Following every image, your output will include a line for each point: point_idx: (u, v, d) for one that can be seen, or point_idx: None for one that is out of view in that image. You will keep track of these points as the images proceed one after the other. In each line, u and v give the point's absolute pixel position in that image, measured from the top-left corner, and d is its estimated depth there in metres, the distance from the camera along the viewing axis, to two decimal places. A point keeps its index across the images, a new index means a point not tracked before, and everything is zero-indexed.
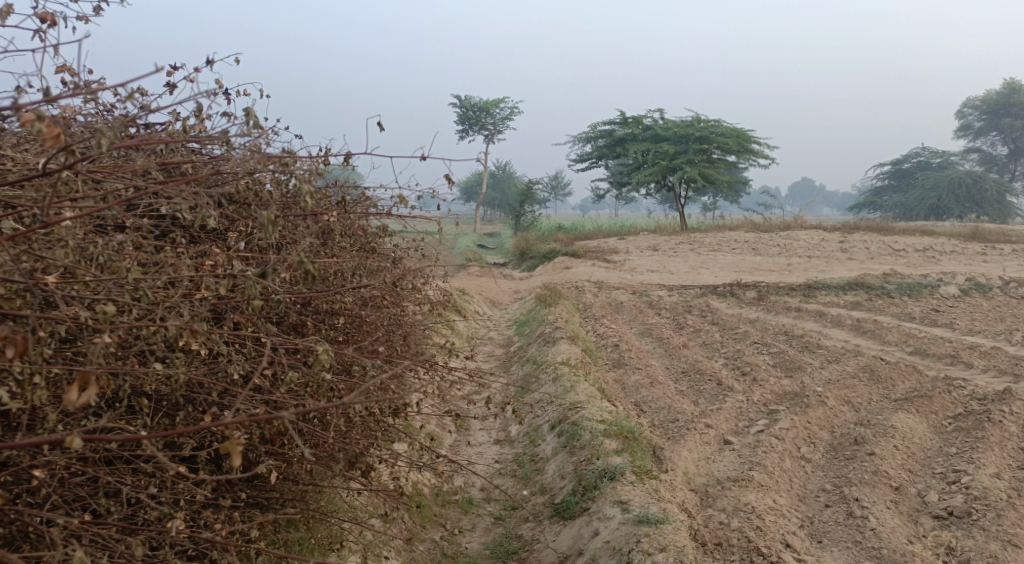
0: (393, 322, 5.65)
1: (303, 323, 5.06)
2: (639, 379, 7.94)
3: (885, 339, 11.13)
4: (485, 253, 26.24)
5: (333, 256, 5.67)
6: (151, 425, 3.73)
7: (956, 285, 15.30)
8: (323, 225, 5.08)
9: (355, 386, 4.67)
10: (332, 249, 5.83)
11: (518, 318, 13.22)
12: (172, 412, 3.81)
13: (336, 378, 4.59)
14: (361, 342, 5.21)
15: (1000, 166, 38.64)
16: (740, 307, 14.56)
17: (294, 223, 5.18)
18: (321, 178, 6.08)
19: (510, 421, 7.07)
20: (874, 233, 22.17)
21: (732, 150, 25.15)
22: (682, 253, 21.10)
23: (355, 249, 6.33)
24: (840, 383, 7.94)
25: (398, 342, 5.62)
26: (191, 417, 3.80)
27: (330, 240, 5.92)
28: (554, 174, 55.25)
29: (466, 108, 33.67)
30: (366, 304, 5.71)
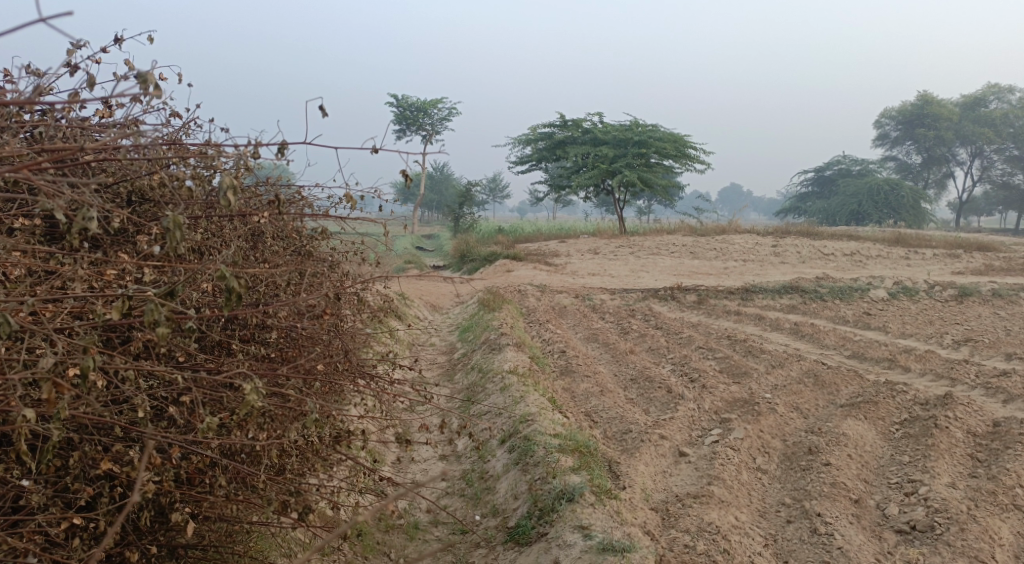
0: (332, 336, 5.32)
1: (234, 340, 4.72)
2: (587, 387, 7.75)
3: (824, 343, 11.19)
4: (424, 256, 25.89)
5: (266, 265, 5.32)
6: (39, 470, 3.40)
7: (886, 288, 15.56)
8: (252, 231, 4.72)
9: (292, 412, 4.34)
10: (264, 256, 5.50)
11: (460, 323, 12.93)
12: (65, 452, 3.48)
13: (271, 404, 4.25)
14: (297, 359, 4.87)
15: (915, 175, 39.86)
16: (680, 311, 14.55)
17: (221, 228, 4.83)
18: (252, 177, 5.73)
19: (455, 434, 6.82)
20: (806, 237, 22.53)
21: (670, 153, 25.29)
22: (622, 256, 21.11)
23: (290, 253, 6.01)
24: (785, 388, 7.87)
25: (337, 359, 5.29)
26: (84, 459, 3.46)
27: (261, 246, 5.59)
28: (491, 177, 55.08)
29: (403, 109, 33.22)
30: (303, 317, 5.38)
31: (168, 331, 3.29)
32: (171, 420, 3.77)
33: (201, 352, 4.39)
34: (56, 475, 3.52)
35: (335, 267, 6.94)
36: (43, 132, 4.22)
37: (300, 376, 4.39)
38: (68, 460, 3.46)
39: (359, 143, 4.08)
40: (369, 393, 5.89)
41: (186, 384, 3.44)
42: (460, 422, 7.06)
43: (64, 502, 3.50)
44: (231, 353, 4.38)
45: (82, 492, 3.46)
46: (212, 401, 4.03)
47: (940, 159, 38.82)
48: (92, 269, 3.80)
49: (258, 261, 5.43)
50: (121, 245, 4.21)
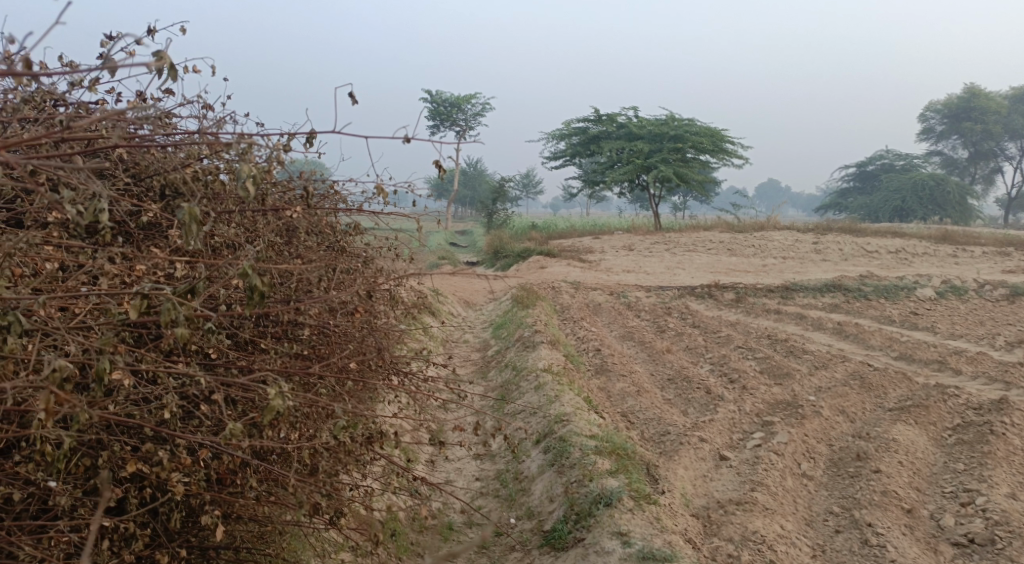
0: (366, 333, 5.20)
1: (267, 336, 4.61)
2: (624, 387, 7.56)
3: (869, 344, 10.88)
4: (457, 252, 25.82)
5: (299, 261, 5.21)
6: (66, 470, 3.30)
7: (932, 287, 15.13)
8: (284, 225, 4.59)
9: (324, 412, 4.22)
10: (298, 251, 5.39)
11: (493, 320, 12.80)
12: (93, 451, 3.37)
13: (303, 404, 4.12)
14: (330, 357, 4.76)
15: (961, 170, 38.98)
16: (718, 309, 14.27)
17: (254, 221, 4.71)
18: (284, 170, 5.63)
19: (490, 433, 6.69)
20: (847, 235, 22.06)
21: (707, 149, 24.91)
22: (657, 253, 20.83)
23: (323, 247, 5.91)
24: (830, 391, 7.62)
25: (371, 356, 5.16)
26: (114, 458, 3.35)
27: (294, 240, 5.50)
28: (525, 173, 54.92)
29: (437, 104, 33.20)
30: (336, 313, 5.25)
31: (187, 332, 3.08)
32: (201, 420, 3.66)
33: (234, 348, 4.29)
34: (84, 474, 3.41)
35: (369, 262, 6.84)
36: (72, 123, 4.14)
37: (332, 375, 4.26)
38: (97, 460, 3.36)
39: (391, 132, 3.97)
40: (402, 392, 5.76)
41: (216, 383, 3.32)
42: (494, 421, 6.92)
43: (92, 503, 3.39)
44: (264, 350, 4.27)
45: (110, 493, 3.36)
46: (244, 400, 3.91)
47: (986, 155, 37.88)
48: (122, 262, 3.68)
49: (291, 255, 5.34)
50: (153, 238, 4.11)
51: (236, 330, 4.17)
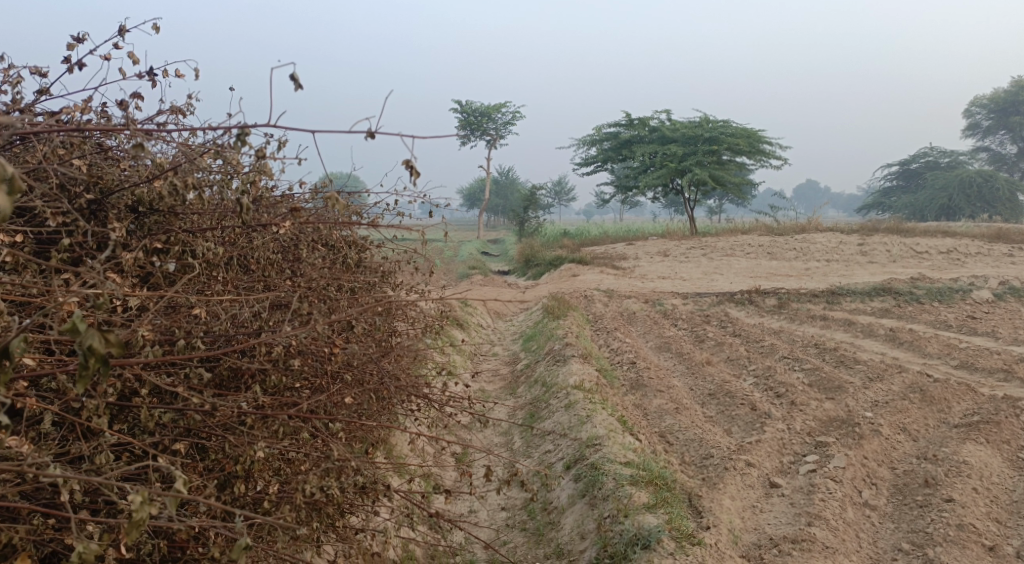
0: (375, 361, 4.73)
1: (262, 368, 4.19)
2: (662, 403, 7.04)
3: (926, 352, 10.24)
4: (487, 261, 25.37)
5: (300, 283, 4.79)
6: None
7: (989, 289, 14.38)
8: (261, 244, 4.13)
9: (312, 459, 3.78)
10: (302, 266, 5.04)
11: (524, 331, 12.30)
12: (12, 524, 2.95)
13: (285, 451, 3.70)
14: (331, 389, 4.30)
15: (1009, 165, 37.70)
16: (760, 316, 13.66)
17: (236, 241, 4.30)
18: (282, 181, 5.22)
19: (518, 457, 6.20)
20: (894, 235, 21.26)
21: (743, 150, 24.20)
22: (694, 258, 20.19)
23: (332, 262, 5.55)
24: (890, 407, 7.01)
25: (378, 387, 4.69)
26: (28, 538, 2.88)
27: (298, 254, 5.17)
28: (558, 180, 54.50)
29: (468, 113, 32.86)
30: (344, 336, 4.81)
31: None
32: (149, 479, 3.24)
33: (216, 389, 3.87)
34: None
35: (386, 276, 6.47)
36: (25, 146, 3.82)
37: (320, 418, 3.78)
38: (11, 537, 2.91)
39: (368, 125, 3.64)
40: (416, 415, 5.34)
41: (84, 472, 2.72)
42: (522, 444, 6.43)
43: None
44: (252, 387, 3.85)
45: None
46: (222, 443, 3.59)
47: None
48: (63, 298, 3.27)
49: (292, 275, 4.94)
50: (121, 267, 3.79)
51: (220, 364, 3.80)
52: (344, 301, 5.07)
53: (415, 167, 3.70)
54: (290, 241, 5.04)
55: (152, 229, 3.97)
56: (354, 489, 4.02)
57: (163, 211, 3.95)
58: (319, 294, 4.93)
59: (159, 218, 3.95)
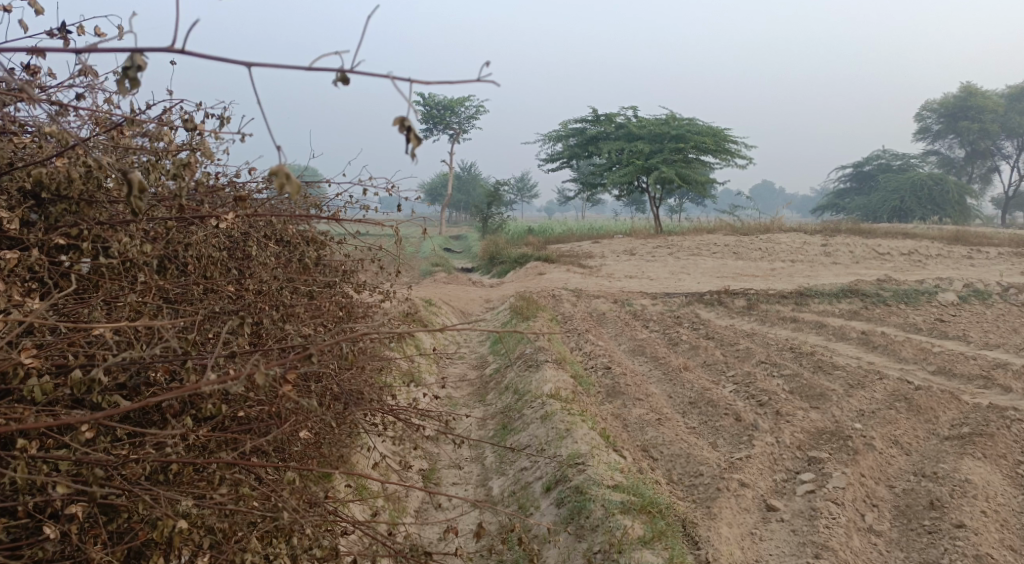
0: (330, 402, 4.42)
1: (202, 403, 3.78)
2: (642, 413, 6.65)
3: (901, 356, 10.03)
4: (450, 258, 24.83)
5: (243, 294, 4.37)
6: None
7: (955, 291, 14.31)
8: (186, 237, 3.68)
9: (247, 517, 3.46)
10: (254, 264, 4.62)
11: (492, 332, 11.85)
12: None
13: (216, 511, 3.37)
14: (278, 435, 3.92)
15: (958, 169, 38.22)
16: (730, 317, 13.38)
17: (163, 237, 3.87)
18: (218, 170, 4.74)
19: (491, 475, 5.79)
20: (857, 236, 21.24)
21: (709, 149, 24.01)
22: (660, 257, 19.92)
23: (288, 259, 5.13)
24: (878, 417, 6.71)
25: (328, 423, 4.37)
26: None
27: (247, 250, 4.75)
28: (519, 176, 54.10)
29: (430, 107, 32.24)
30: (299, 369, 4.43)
31: None
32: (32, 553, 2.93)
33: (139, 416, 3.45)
34: None
35: (347, 276, 6.06)
36: None
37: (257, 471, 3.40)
38: None
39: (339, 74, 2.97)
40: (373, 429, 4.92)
41: None
42: (494, 460, 6.02)
43: None
44: (177, 415, 3.46)
45: None
46: (132, 497, 3.17)
47: (984, 154, 37.22)
48: None
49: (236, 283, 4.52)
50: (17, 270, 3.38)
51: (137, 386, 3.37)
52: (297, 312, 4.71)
53: (412, 130, 3.05)
54: (238, 240, 4.62)
55: (59, 222, 3.55)
56: (303, 539, 3.67)
57: (71, 199, 3.52)
58: (271, 301, 4.54)
59: (67, 207, 3.53)
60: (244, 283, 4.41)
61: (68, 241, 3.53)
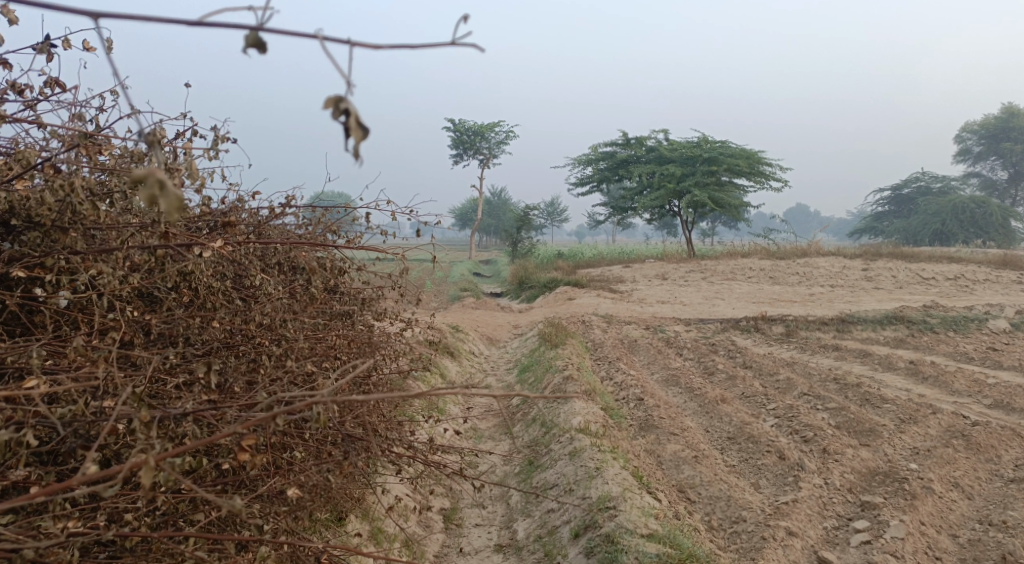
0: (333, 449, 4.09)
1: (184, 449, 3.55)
2: (678, 449, 6.23)
3: (954, 388, 9.49)
4: (480, 283, 24.52)
5: (244, 329, 4.15)
6: None
7: (1006, 318, 13.68)
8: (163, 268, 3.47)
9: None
10: (261, 290, 4.41)
11: (520, 360, 11.46)
12: None
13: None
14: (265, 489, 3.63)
15: (1001, 192, 37.28)
16: (768, 345, 12.88)
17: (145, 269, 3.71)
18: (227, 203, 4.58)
19: (516, 516, 5.38)
20: (899, 260, 20.60)
21: (743, 171, 23.54)
22: (694, 282, 19.45)
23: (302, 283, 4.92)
24: (934, 457, 6.22)
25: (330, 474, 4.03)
26: None
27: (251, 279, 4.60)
28: (550, 200, 53.85)
29: (460, 132, 32.15)
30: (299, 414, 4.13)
31: None
32: None
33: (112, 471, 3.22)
34: None
35: (368, 303, 5.80)
36: None
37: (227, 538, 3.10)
38: None
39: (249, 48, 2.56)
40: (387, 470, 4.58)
41: None
42: (519, 499, 5.61)
43: None
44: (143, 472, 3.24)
45: None
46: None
47: None
48: None
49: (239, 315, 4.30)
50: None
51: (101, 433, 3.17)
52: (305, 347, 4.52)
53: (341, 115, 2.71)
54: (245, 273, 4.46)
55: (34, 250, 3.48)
56: None
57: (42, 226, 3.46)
58: (273, 334, 4.35)
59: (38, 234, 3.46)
60: (247, 315, 4.20)
61: (39, 271, 3.46)
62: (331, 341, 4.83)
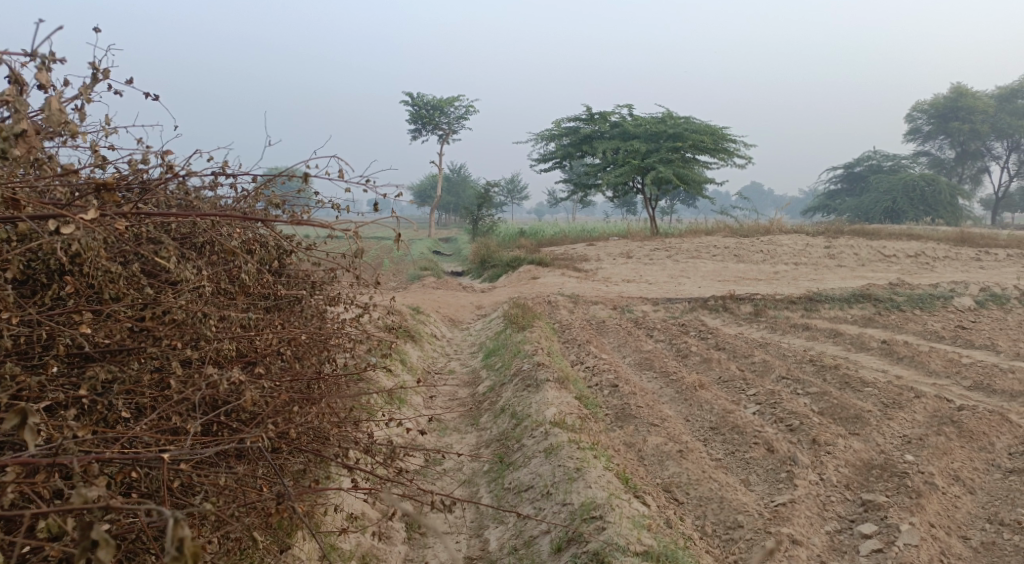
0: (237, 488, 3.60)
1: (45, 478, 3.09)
2: (661, 442, 5.79)
3: (930, 369, 9.22)
4: (441, 262, 23.92)
5: (140, 327, 3.67)
6: None
7: (970, 296, 13.53)
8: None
9: None
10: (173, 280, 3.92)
11: (484, 343, 10.95)
12: None
13: None
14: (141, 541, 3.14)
15: (949, 170, 37.64)
16: (738, 325, 12.55)
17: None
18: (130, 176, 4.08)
19: (487, 522, 4.91)
20: (860, 238, 20.48)
21: (707, 148, 23.19)
22: (659, 260, 19.09)
23: (232, 267, 4.45)
24: (928, 446, 5.86)
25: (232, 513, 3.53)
26: None
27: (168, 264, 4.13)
28: (510, 179, 53.20)
29: (419, 107, 31.41)
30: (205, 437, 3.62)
31: None
32: None
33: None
34: None
35: (319, 286, 5.32)
36: None
37: None
38: None
39: None
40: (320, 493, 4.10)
41: None
42: (491, 504, 5.16)
43: None
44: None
45: None
46: None
47: (974, 155, 36.64)
48: None
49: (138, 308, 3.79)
50: None
51: None
52: (231, 345, 4.03)
53: None
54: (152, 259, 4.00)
55: None
56: None
57: None
58: (188, 333, 3.87)
59: None
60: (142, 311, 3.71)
61: None
62: (270, 336, 4.33)
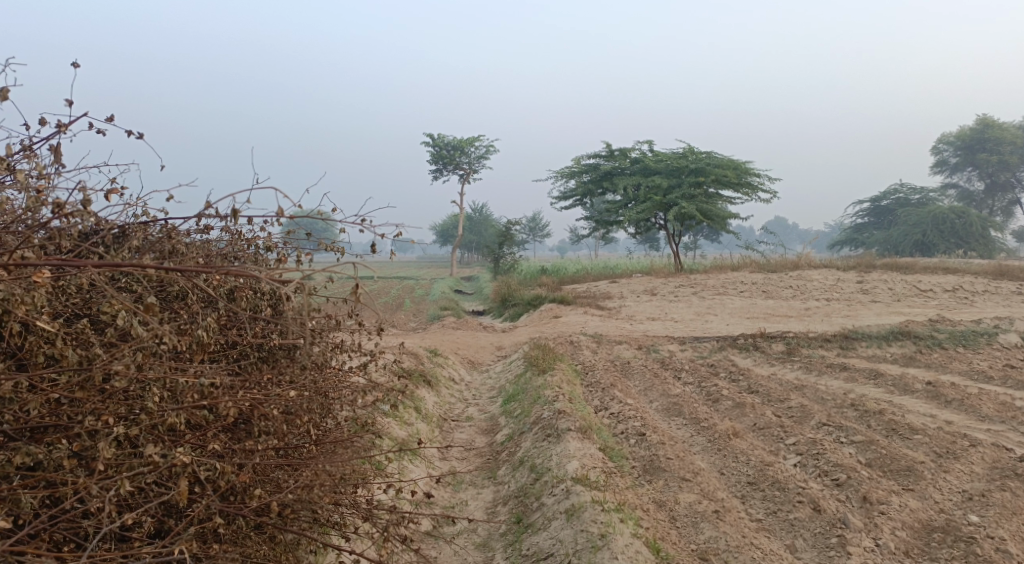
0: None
1: None
2: (695, 500, 5.25)
3: (983, 413, 8.58)
4: (462, 301, 23.57)
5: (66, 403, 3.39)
6: None
7: (1016, 332, 12.84)
8: None
9: None
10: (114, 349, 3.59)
11: (504, 387, 10.44)
12: None
13: None
14: None
15: (978, 203, 36.82)
16: (770, 365, 11.95)
17: None
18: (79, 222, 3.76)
19: None
20: (893, 272, 19.80)
21: (732, 182, 22.70)
22: (684, 297, 18.55)
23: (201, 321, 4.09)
24: (994, 505, 5.26)
25: None
26: None
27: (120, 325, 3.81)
28: (532, 217, 52.89)
29: (439, 147, 31.28)
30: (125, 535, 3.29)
31: None
32: None
33: None
34: None
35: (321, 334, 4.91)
36: None
37: None
38: None
39: None
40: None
41: None
42: None
43: None
44: None
45: None
46: None
47: (1005, 186, 35.83)
48: None
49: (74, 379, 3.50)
50: None
51: None
52: (183, 418, 3.66)
53: None
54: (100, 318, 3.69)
55: None
56: None
57: None
58: (126, 408, 3.54)
59: None
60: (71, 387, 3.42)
61: None
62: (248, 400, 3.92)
